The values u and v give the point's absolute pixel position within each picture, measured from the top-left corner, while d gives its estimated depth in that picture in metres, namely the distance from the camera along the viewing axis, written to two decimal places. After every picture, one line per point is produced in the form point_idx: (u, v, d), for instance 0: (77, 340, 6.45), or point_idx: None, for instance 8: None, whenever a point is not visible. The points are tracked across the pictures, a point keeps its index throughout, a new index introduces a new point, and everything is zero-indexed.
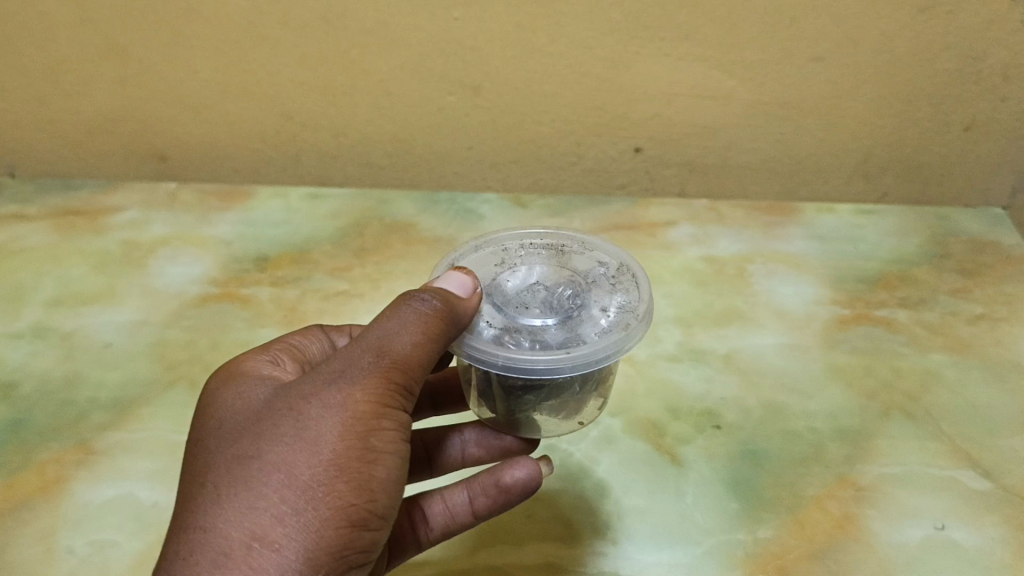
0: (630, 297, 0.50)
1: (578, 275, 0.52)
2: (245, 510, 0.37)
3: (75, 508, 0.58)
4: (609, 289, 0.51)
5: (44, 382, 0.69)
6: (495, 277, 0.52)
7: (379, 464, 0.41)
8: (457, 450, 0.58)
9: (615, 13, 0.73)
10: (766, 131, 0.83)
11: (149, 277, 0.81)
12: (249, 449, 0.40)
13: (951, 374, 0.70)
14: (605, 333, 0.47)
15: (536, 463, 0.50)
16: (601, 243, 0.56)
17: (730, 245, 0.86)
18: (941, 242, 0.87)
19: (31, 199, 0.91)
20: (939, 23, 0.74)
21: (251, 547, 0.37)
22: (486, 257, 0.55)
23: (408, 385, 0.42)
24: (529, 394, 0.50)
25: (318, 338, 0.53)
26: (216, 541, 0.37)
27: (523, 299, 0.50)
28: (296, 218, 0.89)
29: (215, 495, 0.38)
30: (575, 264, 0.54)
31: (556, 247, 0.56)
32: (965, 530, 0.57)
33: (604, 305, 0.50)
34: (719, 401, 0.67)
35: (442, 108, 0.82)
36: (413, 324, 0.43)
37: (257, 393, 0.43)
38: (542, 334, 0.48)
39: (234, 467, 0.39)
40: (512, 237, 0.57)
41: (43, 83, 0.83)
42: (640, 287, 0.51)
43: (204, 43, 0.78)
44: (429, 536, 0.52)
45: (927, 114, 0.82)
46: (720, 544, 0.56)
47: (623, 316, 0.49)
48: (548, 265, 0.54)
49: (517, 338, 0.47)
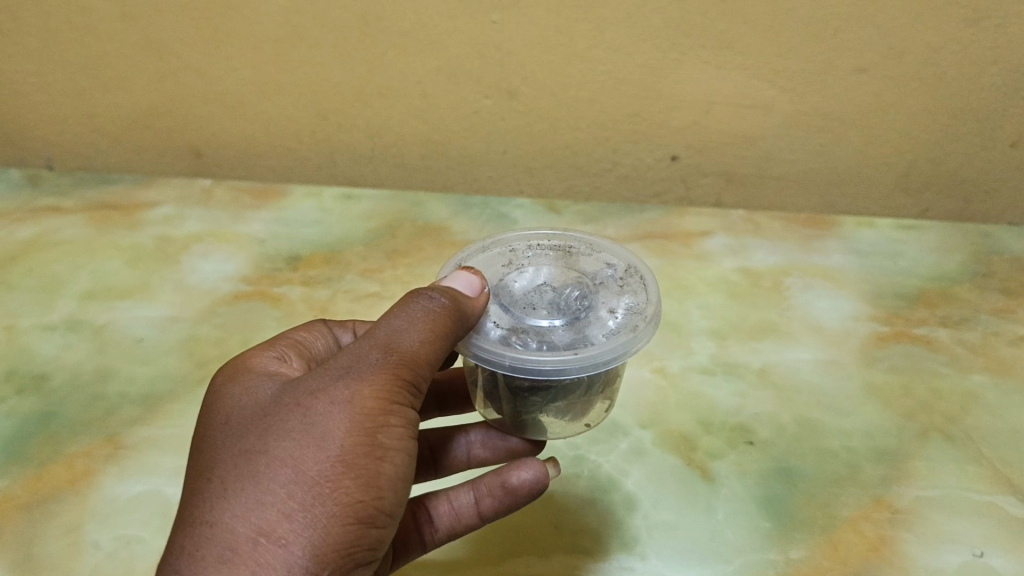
0: (638, 299, 0.50)
1: (586, 276, 0.52)
2: (251, 506, 0.37)
3: (103, 502, 0.58)
4: (617, 291, 0.51)
5: (75, 374, 0.69)
6: (503, 278, 0.52)
7: (387, 462, 0.40)
8: (463, 451, 0.58)
9: (656, 20, 0.72)
10: (806, 142, 0.82)
11: (181, 274, 0.81)
12: (256, 444, 0.39)
13: (992, 396, 0.68)
14: (613, 334, 0.46)
15: (542, 464, 0.50)
16: (610, 245, 0.55)
17: (767, 257, 0.85)
18: (983, 260, 0.85)
19: (68, 191, 0.92)
20: (987, 36, 0.72)
21: (257, 542, 0.36)
22: (494, 257, 0.54)
23: (416, 381, 0.43)
24: (536, 395, 0.50)
25: (323, 334, 0.53)
26: (222, 536, 0.36)
27: (530, 300, 0.50)
28: (329, 218, 0.89)
29: (222, 490, 0.38)
30: (583, 265, 0.53)
31: (565, 249, 0.55)
32: (1004, 557, 0.55)
33: (612, 307, 0.49)
34: (752, 417, 0.66)
35: (478, 112, 0.81)
36: (422, 321, 0.43)
37: (264, 389, 0.43)
38: (550, 335, 0.47)
39: (240, 462, 0.39)
40: (520, 238, 0.57)
41: (82, 78, 0.83)
42: (649, 290, 0.50)
43: (243, 41, 0.78)
44: (434, 537, 0.52)
45: (972, 129, 0.80)
46: (752, 563, 0.55)
47: (631, 318, 0.48)
48: (555, 266, 0.53)
49: (525, 340, 0.47)
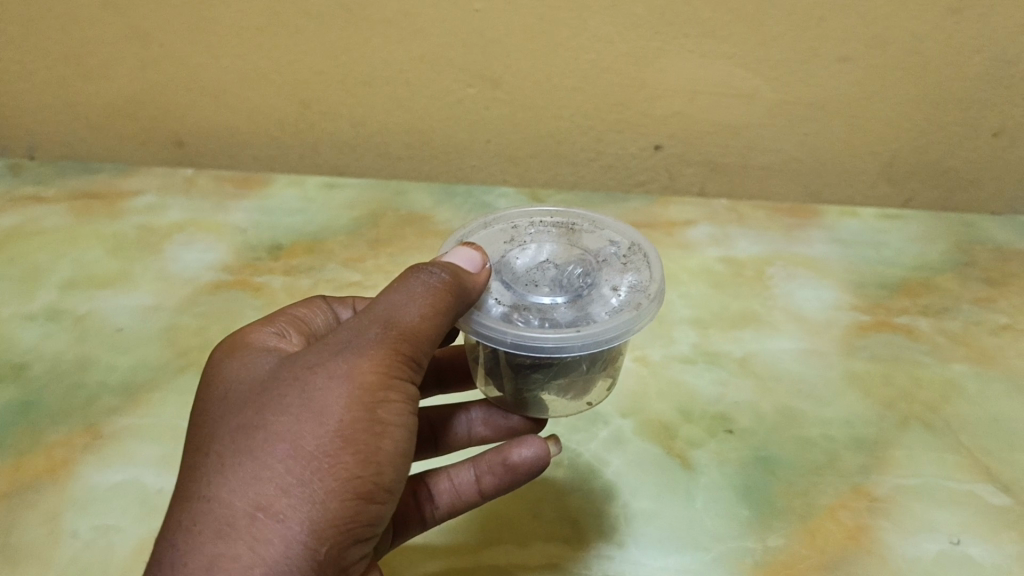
0: (641, 276, 0.49)
1: (588, 254, 0.52)
2: (249, 481, 0.37)
3: (82, 491, 0.58)
4: (620, 269, 0.50)
5: (55, 364, 0.69)
6: (504, 255, 0.52)
7: (386, 437, 0.40)
8: (464, 428, 0.58)
9: (638, 8, 0.72)
10: (790, 131, 0.82)
11: (163, 263, 0.81)
12: (254, 419, 0.39)
13: (972, 385, 0.68)
14: (616, 312, 0.46)
15: (543, 442, 0.50)
16: (613, 223, 0.55)
17: (750, 246, 0.84)
18: (965, 250, 0.84)
19: (50, 180, 0.91)
20: (972, 25, 0.73)
21: (255, 518, 0.36)
22: (496, 234, 0.54)
23: (416, 357, 0.42)
24: (537, 372, 0.49)
25: (323, 310, 0.52)
26: (220, 511, 0.36)
27: (532, 277, 0.49)
28: (312, 207, 0.88)
29: (219, 464, 0.38)
30: (586, 242, 0.53)
31: (567, 226, 0.55)
32: (982, 546, 0.56)
33: (614, 284, 0.49)
34: (732, 405, 0.66)
35: (461, 100, 0.81)
36: (423, 296, 0.42)
37: (262, 364, 0.43)
38: (551, 312, 0.47)
39: (238, 436, 0.38)
40: (522, 215, 0.56)
41: (64, 66, 0.83)
42: (652, 268, 0.50)
43: (225, 29, 0.78)
44: (434, 514, 0.52)
45: (956, 118, 0.80)
46: (730, 551, 0.55)
47: (635, 295, 0.48)
48: (558, 243, 0.53)
49: (526, 316, 0.46)
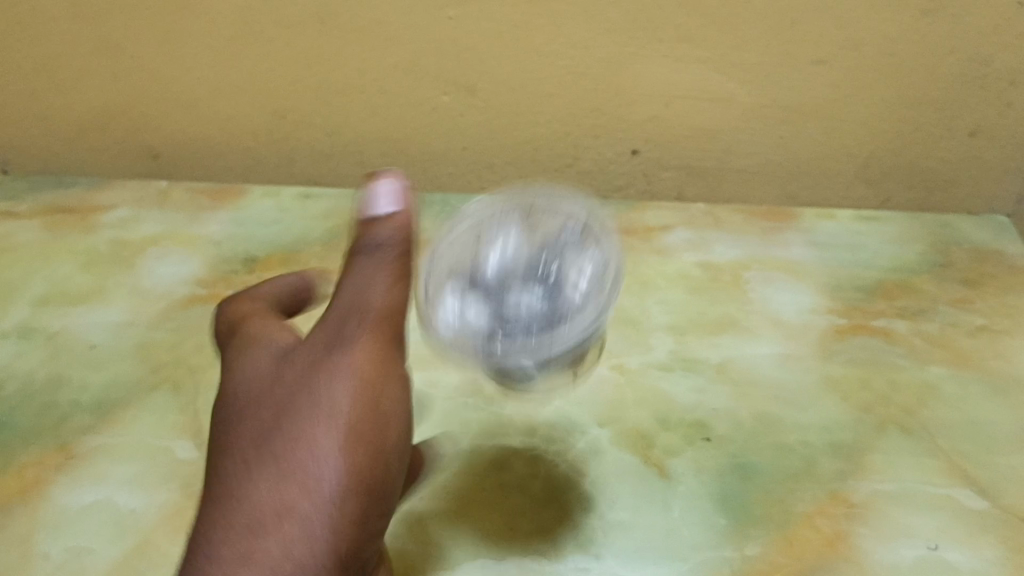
0: (597, 260, 0.58)
1: (548, 244, 0.60)
2: (272, 484, 0.42)
3: (54, 513, 0.58)
4: (578, 254, 0.59)
5: (27, 383, 0.68)
6: (475, 265, 0.60)
7: (390, 425, 0.44)
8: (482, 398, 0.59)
9: (611, 13, 0.74)
10: (767, 134, 0.82)
11: (137, 277, 0.80)
12: (273, 423, 0.44)
13: (949, 387, 0.68)
14: (580, 306, 0.56)
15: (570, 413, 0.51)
16: (563, 198, 0.61)
17: (727, 251, 0.83)
18: (942, 251, 0.84)
19: (23, 195, 0.90)
20: (943, 25, 0.73)
21: (281, 514, 0.41)
22: (462, 246, 0.61)
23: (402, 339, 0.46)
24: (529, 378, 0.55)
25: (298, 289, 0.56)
26: (249, 510, 0.41)
27: (504, 283, 0.58)
28: (288, 218, 0.87)
29: (247, 468, 0.43)
30: (544, 230, 0.61)
31: (523, 214, 0.62)
32: (959, 551, 0.56)
33: (574, 277, 0.57)
34: (709, 413, 0.65)
35: (436, 109, 0.82)
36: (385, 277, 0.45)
37: (267, 362, 0.47)
38: (529, 321, 0.56)
39: (259, 446, 0.43)
40: (478, 210, 0.62)
41: (37, 78, 0.83)
42: (606, 250, 0.58)
43: (197, 40, 0.79)
44: None
45: (931, 119, 0.80)
46: (707, 561, 0.55)
47: (595, 284, 0.56)
48: (519, 239, 0.61)
49: (506, 330, 0.55)
